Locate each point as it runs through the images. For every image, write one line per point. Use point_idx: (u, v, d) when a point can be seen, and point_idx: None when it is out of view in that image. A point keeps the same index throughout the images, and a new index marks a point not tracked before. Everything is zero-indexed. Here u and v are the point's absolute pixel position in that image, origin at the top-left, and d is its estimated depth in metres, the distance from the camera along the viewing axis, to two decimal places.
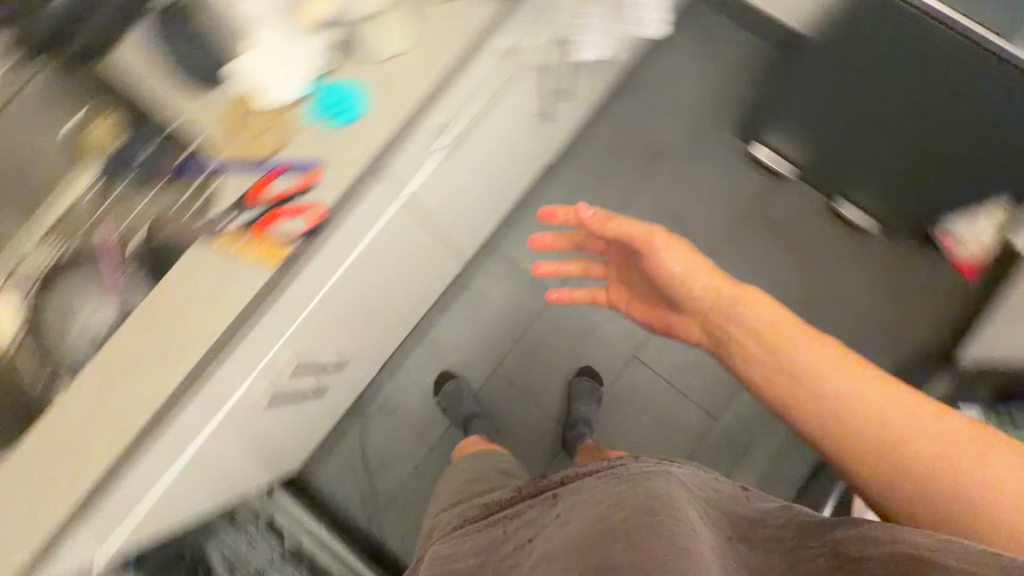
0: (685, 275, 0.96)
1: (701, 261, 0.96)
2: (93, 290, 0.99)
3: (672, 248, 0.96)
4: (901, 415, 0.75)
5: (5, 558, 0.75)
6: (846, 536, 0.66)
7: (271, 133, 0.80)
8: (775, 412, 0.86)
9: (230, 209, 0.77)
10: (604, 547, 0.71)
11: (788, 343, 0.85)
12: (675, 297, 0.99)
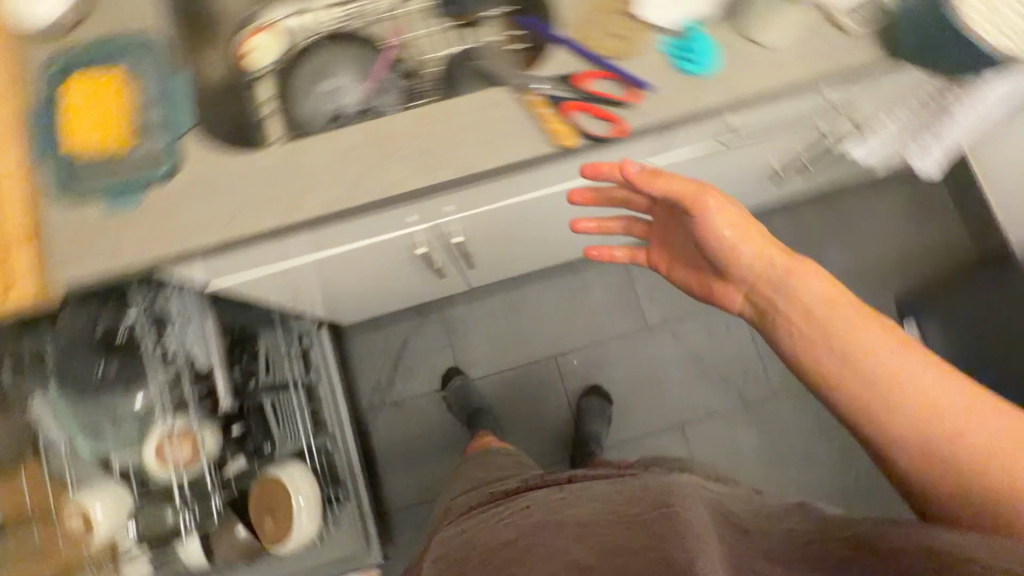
0: (736, 241, 0.81)
1: (751, 226, 0.82)
2: (354, 70, 1.03)
3: (717, 208, 0.80)
4: (932, 389, 0.71)
5: (184, 235, 0.77)
6: (879, 533, 0.63)
7: (620, 40, 0.81)
8: (815, 393, 0.80)
9: (548, 80, 0.79)
10: (614, 536, 0.67)
11: (837, 319, 0.77)
12: (721, 267, 0.85)
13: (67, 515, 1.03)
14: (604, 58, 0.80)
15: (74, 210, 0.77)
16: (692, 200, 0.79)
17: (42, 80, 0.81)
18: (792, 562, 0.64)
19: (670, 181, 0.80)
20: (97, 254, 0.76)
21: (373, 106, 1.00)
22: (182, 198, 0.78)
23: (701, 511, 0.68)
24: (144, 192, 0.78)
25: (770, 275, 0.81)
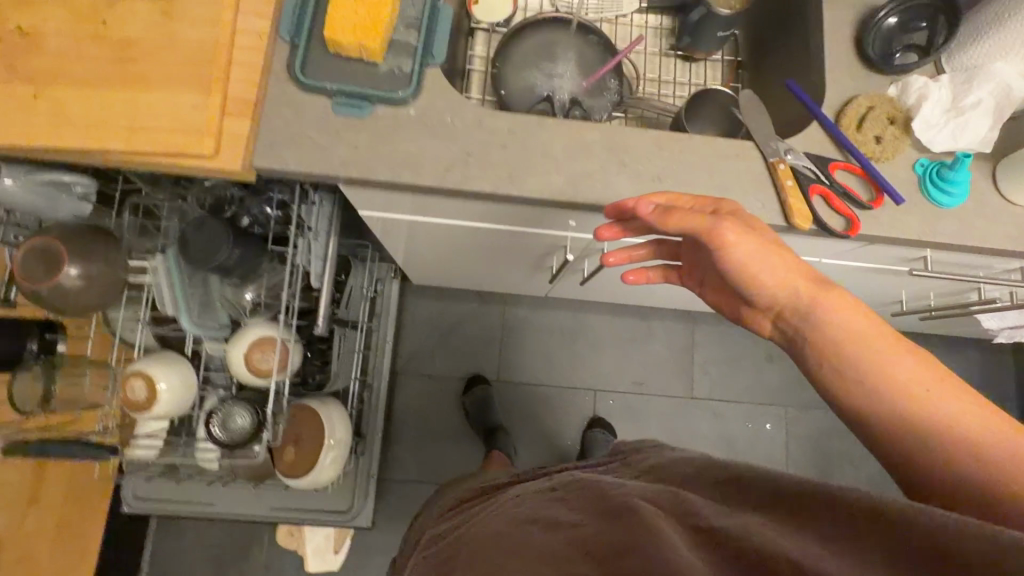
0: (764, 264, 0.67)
1: (787, 249, 0.68)
2: (575, 60, 1.01)
3: (743, 240, 0.65)
4: (956, 410, 0.60)
5: (399, 165, 0.74)
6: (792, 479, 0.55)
7: (877, 141, 0.79)
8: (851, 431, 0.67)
9: (801, 155, 0.77)
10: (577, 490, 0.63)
11: (861, 337, 0.65)
12: (746, 299, 0.71)
13: (130, 379, 0.95)
14: (859, 152, 0.78)
15: (301, 102, 0.74)
16: (709, 234, 0.66)
17: None
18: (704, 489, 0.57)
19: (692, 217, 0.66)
20: (308, 152, 0.73)
21: (585, 104, 0.98)
22: (409, 131, 0.75)
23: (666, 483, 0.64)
24: (372, 105, 0.75)
25: (798, 300, 0.68)
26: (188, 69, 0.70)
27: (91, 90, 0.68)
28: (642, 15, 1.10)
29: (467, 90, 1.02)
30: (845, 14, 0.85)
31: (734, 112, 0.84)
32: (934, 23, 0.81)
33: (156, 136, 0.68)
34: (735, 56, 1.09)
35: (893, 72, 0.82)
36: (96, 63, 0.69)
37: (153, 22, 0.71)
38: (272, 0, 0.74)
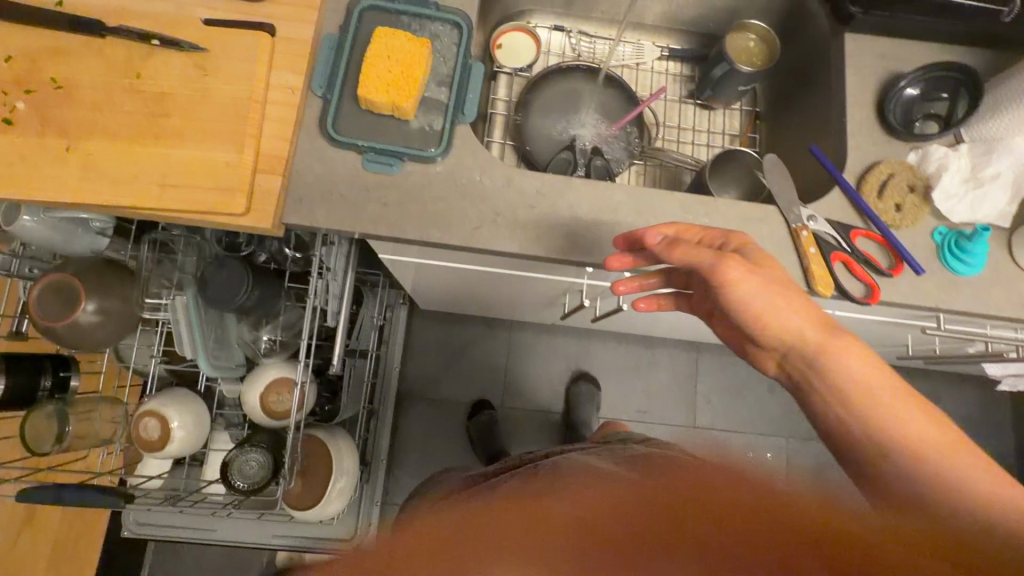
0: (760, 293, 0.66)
1: (793, 293, 0.66)
2: (597, 108, 1.02)
3: (744, 275, 0.65)
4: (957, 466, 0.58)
5: (426, 222, 0.75)
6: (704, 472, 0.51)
7: (896, 209, 0.81)
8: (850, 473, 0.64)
9: (822, 221, 0.79)
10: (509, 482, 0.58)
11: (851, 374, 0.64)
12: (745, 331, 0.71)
13: (142, 417, 0.94)
14: (880, 220, 0.80)
15: (332, 158, 0.75)
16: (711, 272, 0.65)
17: (342, 13, 0.79)
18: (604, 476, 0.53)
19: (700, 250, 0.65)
20: (338, 209, 0.74)
21: (606, 153, 1.00)
22: (438, 188, 0.76)
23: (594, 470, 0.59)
24: (402, 162, 0.76)
25: (793, 333, 0.66)
26: (222, 125, 0.70)
27: (124, 145, 0.69)
28: (662, 63, 1.11)
29: (489, 135, 1.03)
30: (866, 80, 0.86)
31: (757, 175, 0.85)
32: (955, 95, 0.83)
33: (185, 192, 0.68)
34: (754, 106, 1.10)
35: (913, 140, 0.84)
36: (129, 116, 0.69)
37: (188, 76, 0.71)
38: (306, 57, 0.75)
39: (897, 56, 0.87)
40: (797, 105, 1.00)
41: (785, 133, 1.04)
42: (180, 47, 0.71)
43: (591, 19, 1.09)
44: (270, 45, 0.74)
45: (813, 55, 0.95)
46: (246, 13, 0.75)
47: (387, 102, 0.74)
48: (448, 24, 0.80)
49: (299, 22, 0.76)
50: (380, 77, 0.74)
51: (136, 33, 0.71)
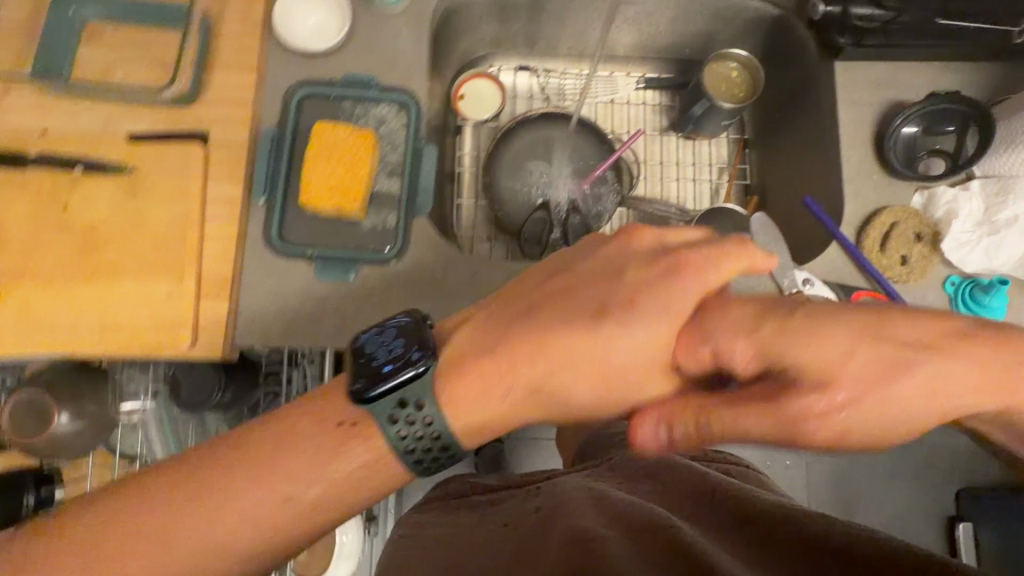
0: (850, 373, 0.38)
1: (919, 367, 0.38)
2: (572, 159, 0.95)
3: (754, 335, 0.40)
4: None
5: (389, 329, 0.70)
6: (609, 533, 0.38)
7: (902, 264, 0.73)
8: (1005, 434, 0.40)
9: (821, 286, 0.71)
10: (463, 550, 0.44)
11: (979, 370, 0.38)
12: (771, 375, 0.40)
13: None
14: (882, 279, 0.73)
15: (282, 270, 0.70)
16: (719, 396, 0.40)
17: (278, 106, 0.73)
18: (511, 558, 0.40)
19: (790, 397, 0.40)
20: (294, 324, 0.69)
21: (583, 207, 0.93)
22: (397, 291, 0.71)
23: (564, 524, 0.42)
24: (357, 268, 0.70)
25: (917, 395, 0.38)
26: (161, 253, 0.66)
27: (58, 286, 0.64)
28: (639, 93, 1.02)
29: (461, 199, 0.97)
30: (860, 117, 0.78)
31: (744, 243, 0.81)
32: (965, 126, 0.74)
33: (128, 332, 0.64)
34: (742, 133, 1.01)
35: (921, 181, 0.75)
36: (62, 253, 0.65)
37: (119, 201, 0.66)
38: (245, 163, 0.70)
39: (896, 84, 0.79)
40: (788, 135, 0.91)
41: (777, 163, 0.94)
42: (108, 171, 0.67)
43: (557, 54, 1.00)
44: (205, 156, 0.69)
45: (802, 82, 0.87)
46: (176, 121, 0.70)
47: (329, 205, 0.69)
48: (394, 103, 0.73)
49: (233, 124, 0.71)
50: (319, 178, 0.68)
51: (60, 160, 0.66)
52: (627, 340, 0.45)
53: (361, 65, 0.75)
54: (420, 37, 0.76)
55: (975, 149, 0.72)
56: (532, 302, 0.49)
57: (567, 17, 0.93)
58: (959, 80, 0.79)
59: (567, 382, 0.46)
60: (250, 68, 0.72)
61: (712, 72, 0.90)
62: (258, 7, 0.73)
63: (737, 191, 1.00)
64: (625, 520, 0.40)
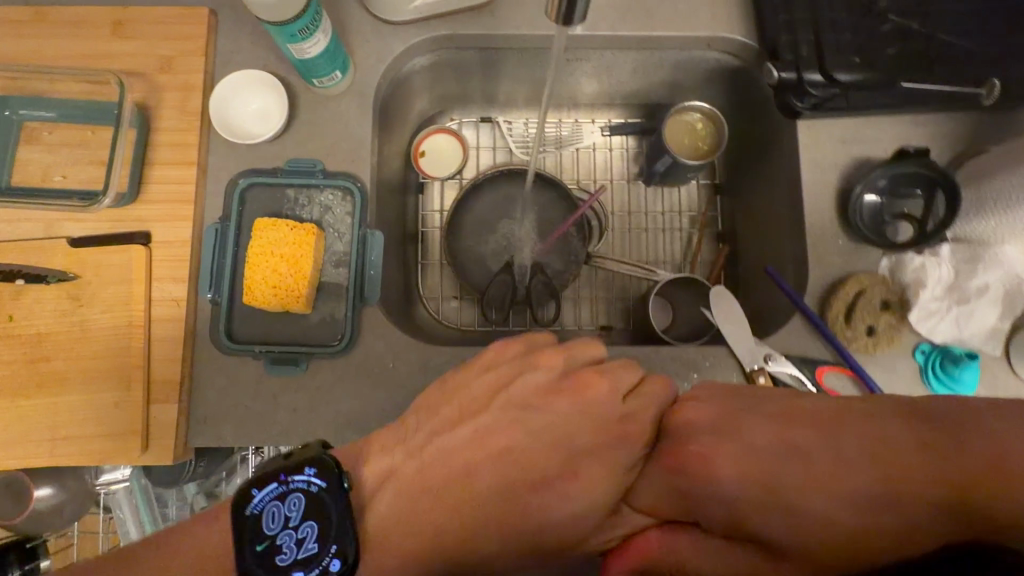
0: (723, 479, 0.51)
1: (796, 455, 0.49)
2: (537, 218, 0.94)
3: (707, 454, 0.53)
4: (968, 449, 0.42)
5: (343, 423, 0.69)
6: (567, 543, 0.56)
7: (869, 334, 0.71)
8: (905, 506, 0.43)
9: (784, 361, 0.70)
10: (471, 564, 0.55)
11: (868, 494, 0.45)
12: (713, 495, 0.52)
13: None
14: (847, 350, 0.71)
15: (230, 368, 0.69)
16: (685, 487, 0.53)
17: (222, 198, 0.71)
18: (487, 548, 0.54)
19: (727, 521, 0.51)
20: (244, 423, 0.68)
21: (547, 268, 0.92)
22: (349, 383, 0.70)
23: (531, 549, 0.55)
24: (307, 361, 0.69)
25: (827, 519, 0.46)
26: (105, 362, 0.66)
27: (9, 401, 0.65)
28: (605, 140, 0.99)
29: (426, 260, 0.96)
30: (824, 178, 0.75)
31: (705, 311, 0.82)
32: (930, 187, 0.70)
33: (80, 443, 0.65)
34: (712, 177, 0.97)
35: (887, 245, 0.71)
36: (9, 367, 0.65)
37: (62, 310, 0.66)
38: (188, 260, 0.69)
39: (862, 140, 0.75)
40: (757, 186, 0.88)
41: (748, 213, 0.91)
42: (49, 280, 0.66)
43: (517, 105, 0.97)
44: (147, 257, 0.68)
45: (769, 134, 0.83)
46: (118, 221, 0.69)
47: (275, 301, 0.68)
48: (339, 189, 0.72)
49: (175, 220, 0.70)
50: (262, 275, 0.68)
51: (3, 271, 0.66)
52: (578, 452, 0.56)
53: (304, 150, 0.73)
54: (364, 116, 0.74)
55: (943, 211, 0.69)
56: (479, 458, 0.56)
57: (522, 73, 0.89)
58: (931, 132, 0.75)
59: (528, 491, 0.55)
60: (191, 161, 0.71)
61: (674, 125, 0.87)
62: (197, 96, 0.72)
63: (707, 239, 0.96)
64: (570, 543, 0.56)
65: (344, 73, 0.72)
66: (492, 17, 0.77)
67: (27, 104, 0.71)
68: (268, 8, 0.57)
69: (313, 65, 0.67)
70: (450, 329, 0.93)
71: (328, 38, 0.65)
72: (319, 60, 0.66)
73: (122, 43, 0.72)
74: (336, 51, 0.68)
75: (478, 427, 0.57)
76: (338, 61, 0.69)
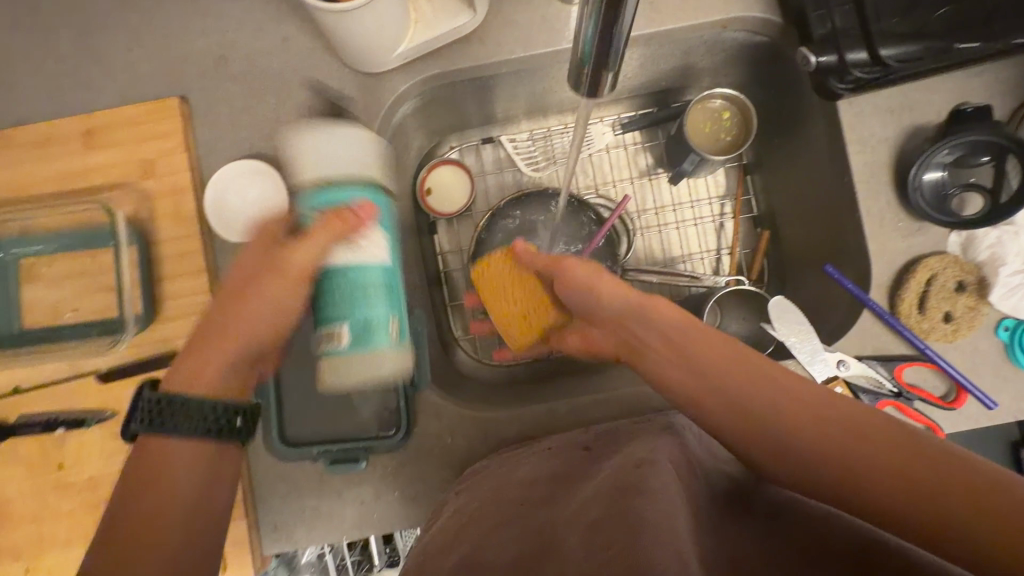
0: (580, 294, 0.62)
1: (728, 342, 0.53)
2: (566, 241, 0.86)
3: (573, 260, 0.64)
4: (872, 423, 0.43)
5: (416, 504, 0.68)
6: (561, 490, 0.55)
7: (946, 320, 0.66)
8: (809, 416, 0.45)
9: (865, 360, 0.67)
10: (494, 520, 0.52)
11: (821, 402, 0.46)
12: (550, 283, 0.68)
13: None
14: (924, 342, 0.66)
15: (290, 474, 0.67)
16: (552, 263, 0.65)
17: None
18: (506, 500, 0.55)
19: (536, 256, 0.70)
20: (317, 524, 0.67)
21: None
22: (413, 463, 0.69)
23: (547, 496, 0.54)
24: (367, 455, 0.67)
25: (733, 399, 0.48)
26: None
27: (79, 550, 0.64)
28: (617, 138, 0.91)
29: (455, 304, 0.90)
30: (875, 157, 0.68)
31: (762, 322, 0.75)
32: (1004, 158, 0.63)
33: None
34: (739, 158, 0.90)
35: (964, 222, 0.65)
36: (71, 516, 0.64)
37: (109, 450, 0.64)
38: None
39: (913, 106, 0.68)
40: (793, 167, 0.81)
41: (785, 193, 0.84)
42: (89, 423, 0.64)
43: (518, 119, 0.90)
44: None
45: (804, 112, 0.76)
46: (138, 348, 0.65)
47: (227, 362, 0.57)
48: None
49: None
50: (230, 305, 0.59)
51: (41, 421, 0.64)
52: (566, 437, 0.65)
53: None
54: None
55: (1017, 181, 0.63)
56: (514, 468, 0.60)
57: (519, 89, 0.82)
58: (989, 84, 0.67)
59: (535, 465, 0.59)
60: (199, 270, 0.66)
61: (696, 116, 0.80)
62: (190, 198, 0.67)
63: (744, 226, 0.90)
64: (558, 485, 0.56)
65: (349, 347, 0.59)
66: (483, 44, 0.70)
67: (17, 243, 0.67)
68: (336, 168, 0.59)
69: (329, 301, 0.59)
70: (490, 368, 0.88)
71: (375, 263, 0.60)
72: (340, 281, 0.59)
73: (98, 154, 0.67)
74: (371, 307, 0.59)
75: (485, 468, 0.63)
76: (362, 324, 0.59)
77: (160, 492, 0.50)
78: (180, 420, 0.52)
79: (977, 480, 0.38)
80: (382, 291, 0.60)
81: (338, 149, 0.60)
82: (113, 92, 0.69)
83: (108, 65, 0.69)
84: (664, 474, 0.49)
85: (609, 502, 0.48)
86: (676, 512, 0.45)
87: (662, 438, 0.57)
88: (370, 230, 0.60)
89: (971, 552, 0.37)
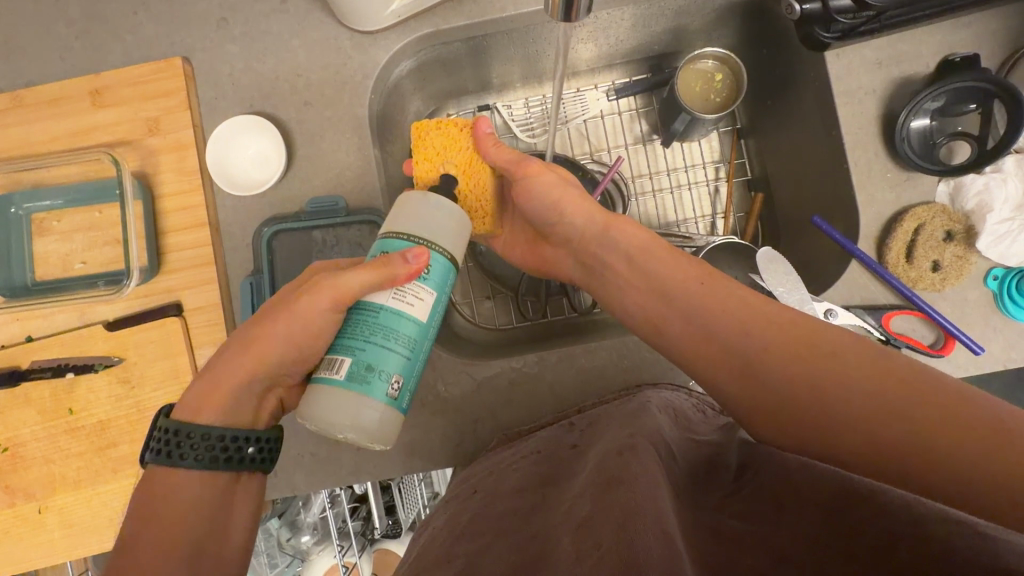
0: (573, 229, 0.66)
1: (715, 280, 0.54)
2: None
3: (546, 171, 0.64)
4: (862, 365, 0.43)
5: (412, 450, 0.70)
6: (556, 481, 0.54)
7: (934, 268, 0.66)
8: (802, 372, 0.45)
9: (855, 309, 0.67)
10: (497, 513, 0.51)
11: (812, 346, 0.46)
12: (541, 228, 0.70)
13: None
14: (911, 291, 0.67)
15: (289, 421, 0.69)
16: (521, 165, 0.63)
17: (241, 254, 0.69)
18: (507, 494, 0.54)
19: (500, 151, 0.64)
20: (315, 469, 0.70)
21: None
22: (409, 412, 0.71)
23: (544, 488, 0.54)
24: None
25: (729, 349, 0.50)
26: None
27: (88, 491, 0.67)
28: (612, 105, 0.92)
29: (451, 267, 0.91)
30: (863, 109, 0.69)
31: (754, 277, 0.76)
32: (990, 105, 0.64)
33: None
34: (734, 123, 0.91)
35: (951, 170, 0.65)
36: (82, 458, 0.67)
37: (117, 395, 0.67)
38: (223, 323, 0.68)
39: (901, 58, 0.68)
40: (785, 127, 0.81)
41: (778, 155, 0.85)
42: (98, 368, 0.67)
43: (513, 86, 0.91)
44: (182, 328, 0.67)
45: (794, 70, 0.76)
46: (144, 298, 0.68)
47: (231, 389, 0.52)
48: (365, 224, 0.69)
49: (200, 286, 0.68)
50: (246, 345, 0.53)
51: (53, 366, 0.67)
52: (559, 428, 0.65)
53: (312, 188, 0.70)
54: (364, 139, 0.70)
55: (1004, 126, 0.63)
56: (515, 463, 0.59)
57: (514, 53, 0.83)
58: (977, 35, 0.67)
59: (531, 466, 0.58)
60: (202, 223, 0.69)
61: (690, 74, 0.81)
62: (193, 153, 0.69)
63: (738, 190, 0.91)
64: (552, 479, 0.55)
65: (343, 381, 0.49)
66: (475, 3, 0.71)
67: (30, 196, 0.70)
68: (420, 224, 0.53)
69: (349, 330, 0.51)
70: (486, 330, 0.89)
71: (413, 317, 0.51)
72: (368, 318, 0.50)
73: (105, 112, 0.70)
74: (382, 354, 0.49)
75: (482, 472, 0.63)
76: (363, 363, 0.49)
77: (177, 492, 0.49)
78: (196, 446, 0.49)
79: (971, 415, 0.38)
80: (407, 345, 0.50)
81: (445, 222, 0.54)
82: (118, 53, 0.71)
83: (114, 27, 0.72)
84: (645, 454, 0.48)
85: (598, 491, 0.45)
86: (659, 483, 0.44)
87: (644, 420, 0.56)
88: (420, 281, 0.51)
89: (975, 493, 0.36)
